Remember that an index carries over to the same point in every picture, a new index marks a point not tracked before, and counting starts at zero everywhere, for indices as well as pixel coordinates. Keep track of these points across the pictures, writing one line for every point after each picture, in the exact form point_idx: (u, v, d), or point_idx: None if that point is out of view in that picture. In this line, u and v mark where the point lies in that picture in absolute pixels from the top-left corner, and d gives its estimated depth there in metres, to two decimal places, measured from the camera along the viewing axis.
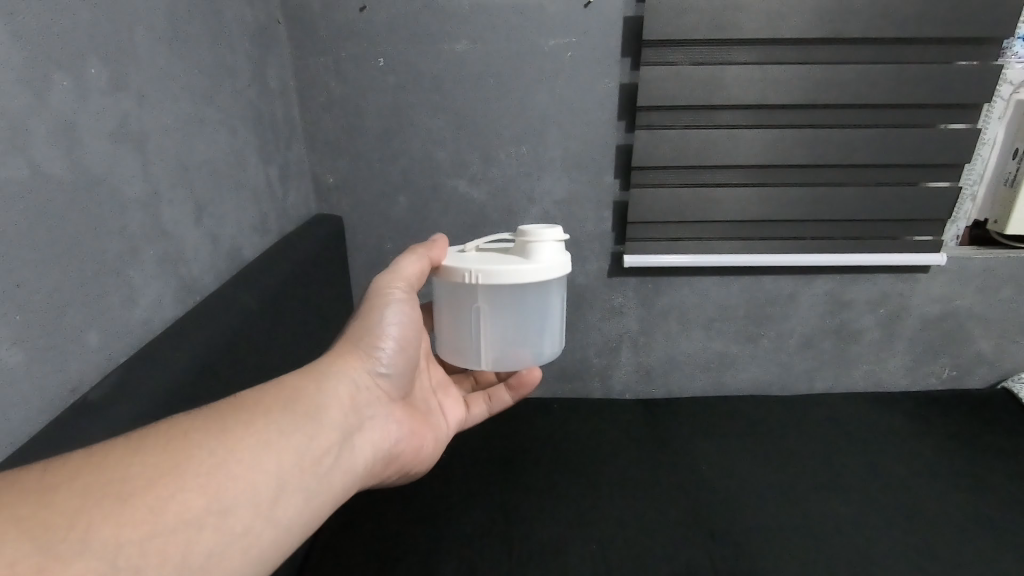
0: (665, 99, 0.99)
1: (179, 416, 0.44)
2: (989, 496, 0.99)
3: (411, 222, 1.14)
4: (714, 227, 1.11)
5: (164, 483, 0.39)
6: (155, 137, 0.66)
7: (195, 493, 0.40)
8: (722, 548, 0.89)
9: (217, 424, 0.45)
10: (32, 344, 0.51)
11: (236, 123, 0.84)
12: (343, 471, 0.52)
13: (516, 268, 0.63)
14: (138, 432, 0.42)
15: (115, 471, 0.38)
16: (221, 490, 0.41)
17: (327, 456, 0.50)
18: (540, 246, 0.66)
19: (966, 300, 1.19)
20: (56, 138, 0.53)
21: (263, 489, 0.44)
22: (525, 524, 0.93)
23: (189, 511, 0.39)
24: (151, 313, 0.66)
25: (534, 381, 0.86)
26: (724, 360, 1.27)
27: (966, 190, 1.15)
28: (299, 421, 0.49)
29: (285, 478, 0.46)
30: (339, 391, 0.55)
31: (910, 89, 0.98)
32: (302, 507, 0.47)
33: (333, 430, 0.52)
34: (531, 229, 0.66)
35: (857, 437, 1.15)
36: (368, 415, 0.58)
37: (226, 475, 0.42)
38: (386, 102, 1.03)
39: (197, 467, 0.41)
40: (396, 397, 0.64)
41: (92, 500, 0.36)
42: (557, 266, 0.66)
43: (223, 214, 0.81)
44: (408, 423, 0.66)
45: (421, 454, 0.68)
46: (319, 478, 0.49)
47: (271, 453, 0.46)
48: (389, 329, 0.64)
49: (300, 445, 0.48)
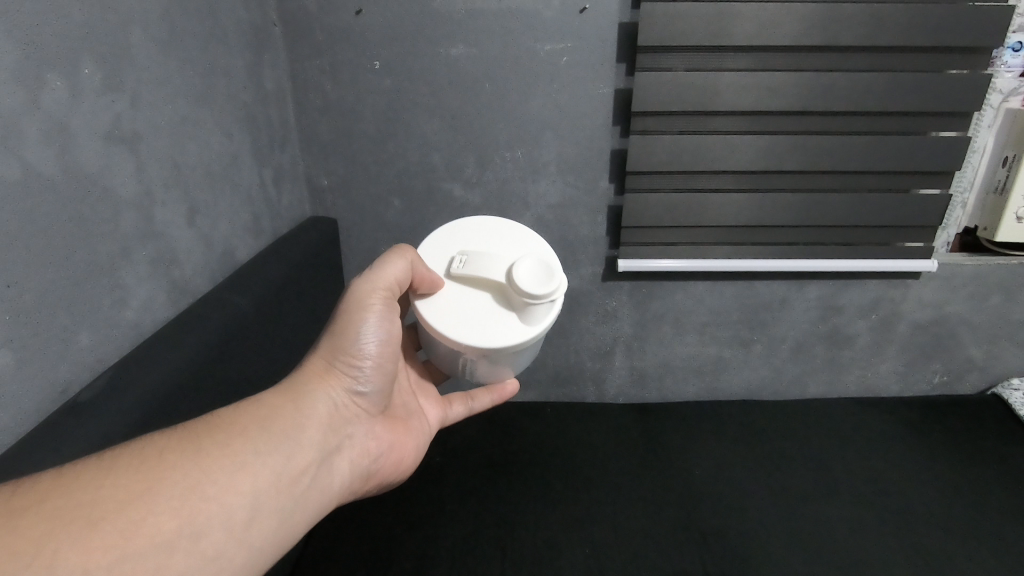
0: (659, 105, 0.99)
1: (156, 437, 0.47)
2: (975, 501, 0.99)
3: (405, 225, 1.16)
4: (707, 232, 1.11)
5: (136, 508, 0.42)
6: (148, 142, 0.68)
7: (167, 517, 0.43)
8: (706, 551, 0.90)
9: (191, 446, 0.48)
10: (23, 345, 0.53)
11: (230, 127, 0.86)
12: (317, 490, 0.56)
13: (523, 343, 0.61)
14: (113, 451, 0.45)
15: (86, 494, 0.41)
16: (193, 514, 0.44)
17: (301, 477, 0.54)
18: (543, 307, 0.61)
19: (957, 307, 1.20)
20: (48, 142, 0.55)
21: (236, 512, 0.47)
22: (514, 528, 0.94)
23: (160, 534, 0.42)
24: (142, 315, 0.68)
25: (511, 390, 0.85)
26: (716, 364, 1.28)
27: (955, 198, 1.15)
28: (272, 444, 0.53)
29: (259, 499, 0.49)
30: (315, 411, 0.59)
31: (903, 97, 0.99)
32: (276, 526, 0.51)
33: (306, 453, 0.55)
34: (534, 295, 0.60)
35: (846, 442, 1.15)
36: (343, 433, 0.62)
37: (200, 497, 0.45)
38: (380, 106, 1.05)
39: (169, 490, 0.44)
40: (374, 413, 0.67)
41: (64, 523, 0.39)
42: (555, 315, 0.64)
43: (216, 217, 0.82)
44: (386, 437, 0.69)
45: (400, 464, 0.72)
46: (291, 498, 0.52)
47: (245, 475, 0.49)
48: (367, 346, 0.63)
49: (275, 467, 0.52)
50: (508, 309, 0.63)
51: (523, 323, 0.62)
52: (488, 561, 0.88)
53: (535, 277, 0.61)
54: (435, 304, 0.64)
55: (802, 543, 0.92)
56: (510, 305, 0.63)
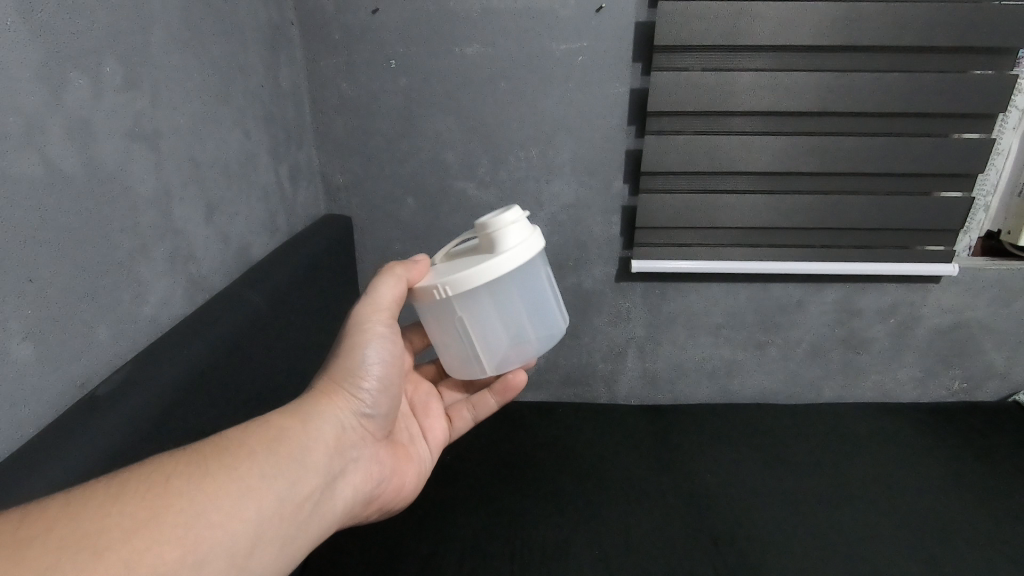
0: (676, 105, 0.99)
1: (163, 458, 0.46)
2: (995, 511, 0.97)
3: (419, 224, 1.16)
4: (723, 234, 1.10)
5: (141, 535, 0.40)
6: (168, 137, 0.69)
7: (173, 544, 0.41)
8: (720, 556, 0.89)
9: (199, 469, 0.46)
10: (44, 338, 0.54)
11: (248, 124, 0.87)
12: (321, 515, 0.54)
13: (491, 264, 0.63)
14: (118, 475, 0.43)
15: (91, 523, 0.39)
16: (198, 541, 0.42)
17: (306, 502, 0.52)
18: (503, 234, 0.65)
19: (978, 312, 1.17)
20: (70, 137, 0.55)
21: (240, 539, 0.45)
22: (525, 529, 0.94)
23: (165, 563, 0.40)
24: (160, 310, 0.68)
25: (518, 384, 0.85)
26: (730, 366, 1.27)
27: (979, 201, 1.14)
28: (280, 466, 0.51)
29: (263, 524, 0.47)
30: (323, 434, 0.58)
31: (925, 98, 0.97)
32: (278, 553, 0.48)
33: (312, 475, 0.54)
34: (484, 222, 0.65)
35: (863, 448, 1.14)
36: (349, 457, 0.60)
37: (206, 523, 0.43)
38: (396, 104, 1.05)
39: (175, 517, 0.42)
40: (378, 437, 0.67)
41: (66, 556, 0.37)
42: (527, 245, 0.65)
43: (233, 213, 0.83)
44: (389, 461, 0.68)
45: (401, 491, 0.71)
46: (295, 524, 0.50)
47: (252, 499, 0.47)
48: (371, 368, 0.65)
49: (282, 491, 0.50)
50: (481, 252, 0.66)
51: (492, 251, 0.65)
52: (499, 563, 0.88)
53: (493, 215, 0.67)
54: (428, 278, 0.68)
55: (816, 551, 0.91)
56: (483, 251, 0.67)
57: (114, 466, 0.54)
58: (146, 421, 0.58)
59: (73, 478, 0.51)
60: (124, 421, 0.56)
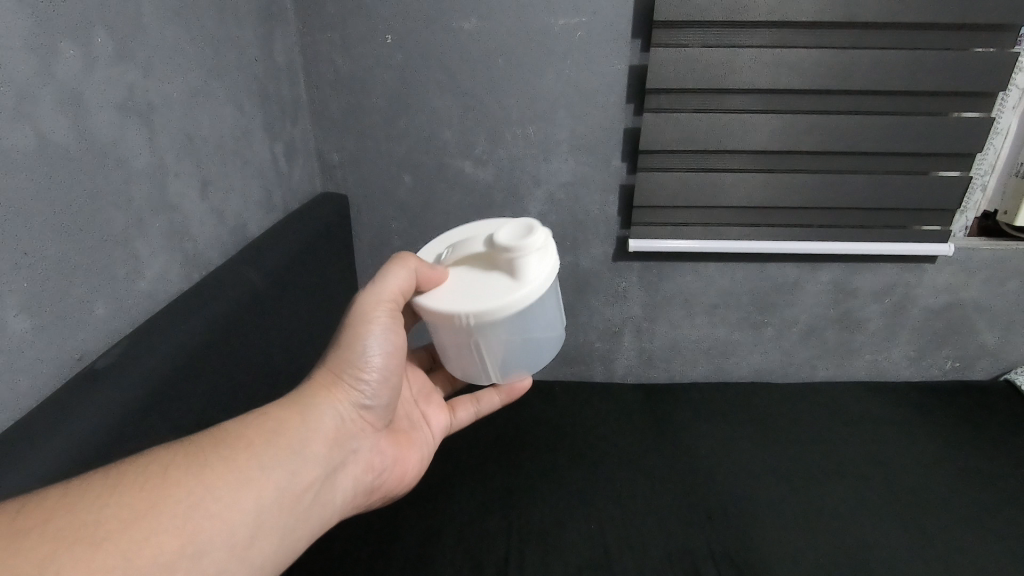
0: (675, 82, 0.98)
1: (162, 450, 0.46)
2: (984, 489, 0.99)
3: (415, 202, 1.15)
4: (721, 213, 1.10)
5: (139, 526, 0.40)
6: (162, 111, 0.68)
7: (170, 534, 0.41)
8: (714, 534, 0.91)
9: (198, 459, 0.47)
10: (41, 312, 0.54)
11: (242, 100, 0.86)
12: (321, 505, 0.55)
13: (522, 298, 0.59)
14: (117, 467, 0.44)
15: (89, 512, 0.39)
16: (197, 532, 0.43)
17: (306, 493, 0.53)
18: (528, 260, 0.59)
19: (972, 293, 1.18)
20: (62, 109, 0.55)
21: (239, 529, 0.46)
22: (521, 506, 0.95)
23: (163, 553, 0.40)
24: (156, 286, 0.68)
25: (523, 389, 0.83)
26: (725, 346, 1.27)
27: (976, 181, 1.14)
28: (278, 458, 0.51)
29: (262, 516, 0.48)
30: (321, 426, 0.58)
31: (925, 76, 0.96)
32: (277, 545, 0.49)
33: (311, 467, 0.54)
34: (514, 245, 0.58)
35: (855, 425, 1.15)
36: (349, 448, 0.61)
37: (203, 515, 0.44)
38: (393, 79, 1.04)
39: (173, 509, 0.42)
40: (380, 427, 0.67)
41: (64, 546, 0.37)
42: (548, 271, 0.61)
43: (228, 190, 0.82)
44: (391, 451, 0.69)
45: (403, 479, 0.71)
46: (296, 513, 0.51)
47: (250, 490, 0.48)
48: (372, 359, 0.62)
49: (279, 482, 0.50)
50: (495, 274, 0.62)
51: (515, 277, 0.60)
52: (496, 539, 0.89)
53: (513, 234, 0.61)
54: (441, 297, 0.61)
55: (808, 528, 0.92)
56: (497, 270, 0.62)
57: (116, 439, 0.55)
58: (144, 394, 0.58)
59: (76, 451, 0.51)
60: (122, 395, 0.56)
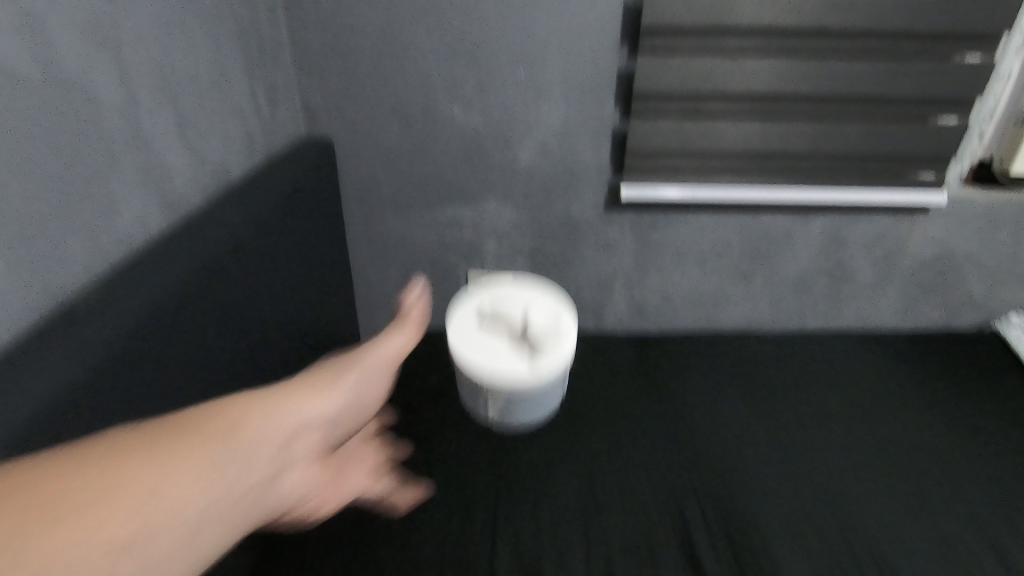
0: (669, 19, 0.94)
1: (130, 428, 0.48)
2: (964, 435, 1.01)
3: (403, 149, 1.12)
4: (715, 161, 1.08)
5: (93, 509, 0.41)
6: (133, 44, 0.65)
7: (122, 519, 0.42)
8: (699, 475, 0.93)
9: (164, 444, 0.48)
10: (13, 245, 0.53)
11: (218, 36, 0.82)
12: (261, 508, 0.55)
13: None
14: (85, 440, 0.45)
15: (50, 485, 0.41)
16: (148, 518, 0.44)
17: (252, 495, 0.53)
18: None
19: (962, 244, 1.18)
20: (24, 37, 0.52)
21: (186, 521, 0.46)
22: (510, 449, 0.97)
23: (111, 539, 0.41)
24: (133, 225, 0.67)
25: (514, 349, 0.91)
26: (715, 296, 1.28)
27: (974, 126, 1.10)
28: (237, 455, 0.52)
29: (208, 513, 0.49)
30: (282, 427, 0.58)
31: (925, 14, 0.94)
32: (213, 546, 0.49)
33: (264, 466, 0.55)
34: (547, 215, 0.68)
35: (842, 372, 1.17)
36: (302, 455, 0.61)
37: (158, 501, 0.45)
38: (378, 18, 1.00)
39: (130, 495, 0.44)
40: (325, 445, 0.67)
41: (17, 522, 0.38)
42: None
43: (206, 130, 0.80)
44: (325, 472, 0.69)
45: (329, 501, 0.72)
46: (238, 515, 0.52)
47: (207, 484, 0.49)
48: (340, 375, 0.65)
49: (233, 476, 0.51)
50: None
51: None
52: (486, 483, 0.91)
53: None
54: None
55: (789, 474, 0.95)
56: None
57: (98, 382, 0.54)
58: (122, 341, 0.58)
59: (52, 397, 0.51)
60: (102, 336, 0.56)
